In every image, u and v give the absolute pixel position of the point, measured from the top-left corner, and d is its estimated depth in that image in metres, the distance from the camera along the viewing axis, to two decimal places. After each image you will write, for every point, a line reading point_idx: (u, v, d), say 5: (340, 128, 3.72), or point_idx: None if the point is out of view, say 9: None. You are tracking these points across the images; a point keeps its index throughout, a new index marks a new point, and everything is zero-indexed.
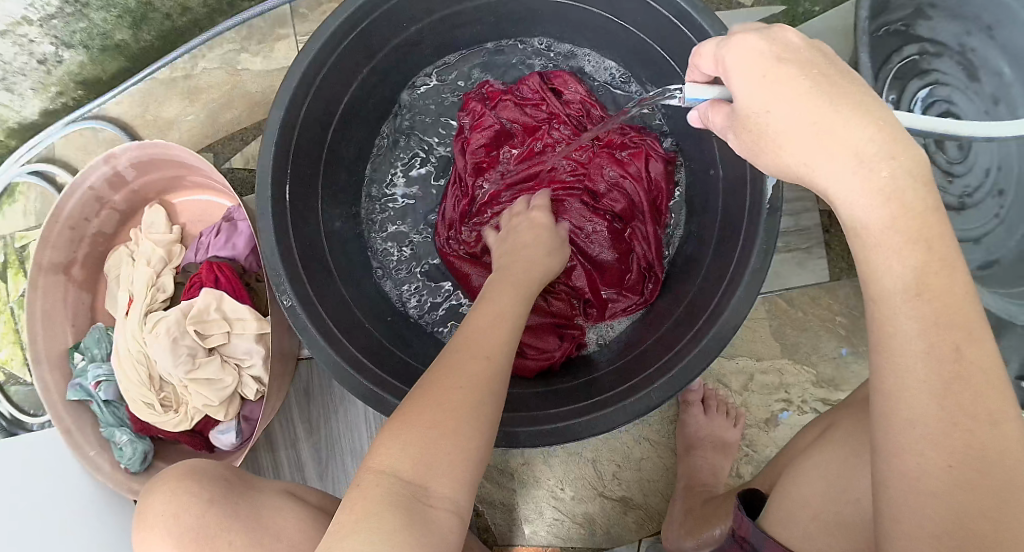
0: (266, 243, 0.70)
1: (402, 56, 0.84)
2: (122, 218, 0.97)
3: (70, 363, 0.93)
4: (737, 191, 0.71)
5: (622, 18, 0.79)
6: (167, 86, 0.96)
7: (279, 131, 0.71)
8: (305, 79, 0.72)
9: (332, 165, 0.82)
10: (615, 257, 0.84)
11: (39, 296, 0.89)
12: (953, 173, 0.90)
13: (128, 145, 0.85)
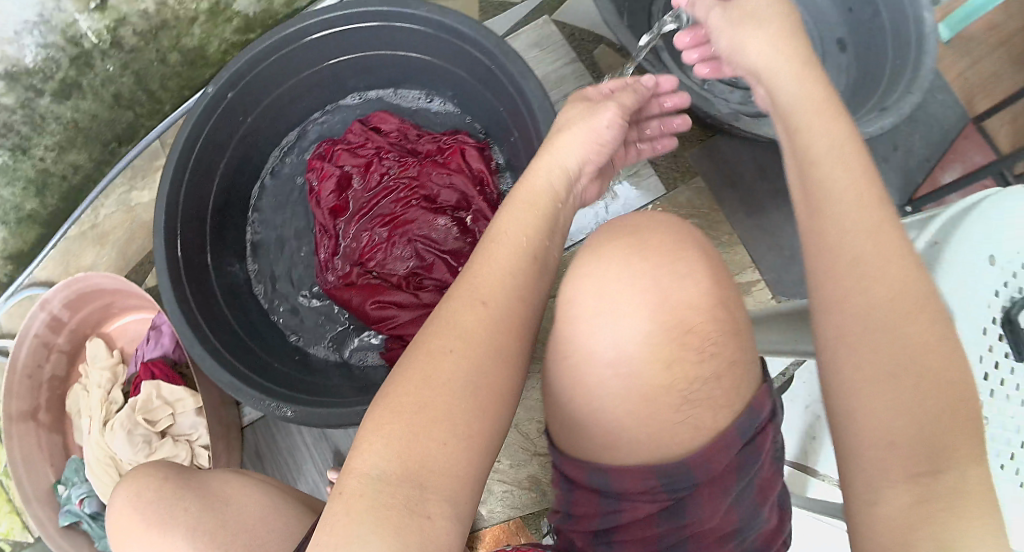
0: (173, 315, 0.84)
1: (250, 144, 0.99)
2: (70, 359, 1.10)
3: (57, 495, 1.05)
4: (533, 147, 0.85)
5: (402, 51, 0.95)
6: (79, 240, 1.12)
7: (163, 229, 0.86)
8: (173, 181, 0.87)
9: (218, 247, 0.97)
10: (463, 241, 0.93)
11: (16, 444, 1.01)
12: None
13: (55, 289, 1.00)
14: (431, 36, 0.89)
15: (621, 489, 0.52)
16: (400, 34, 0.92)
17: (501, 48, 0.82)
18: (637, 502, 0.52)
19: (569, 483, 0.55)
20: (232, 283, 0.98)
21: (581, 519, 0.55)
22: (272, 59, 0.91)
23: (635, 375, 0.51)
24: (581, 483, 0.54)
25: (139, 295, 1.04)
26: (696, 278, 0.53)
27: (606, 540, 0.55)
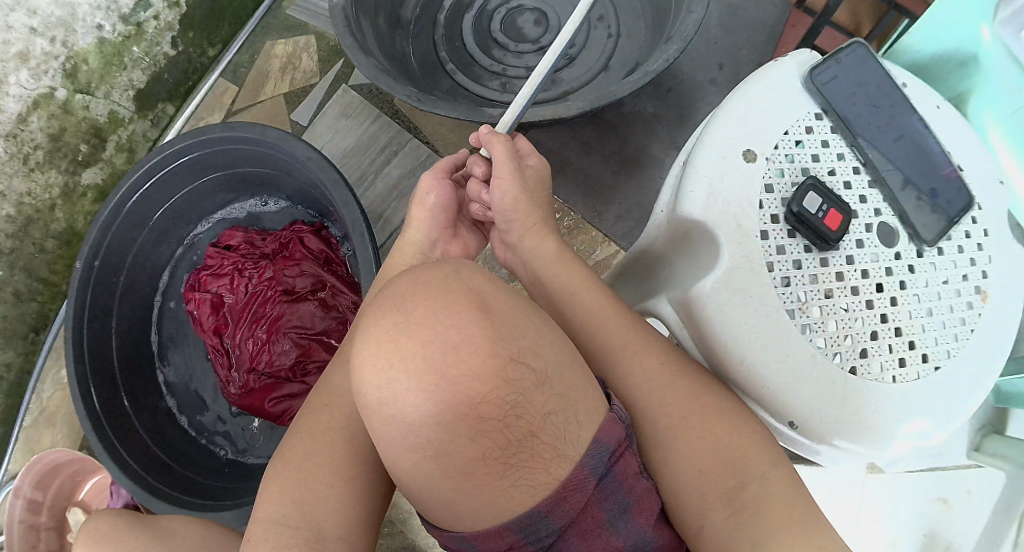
0: (111, 468, 0.94)
1: (134, 297, 1.09)
2: (61, 532, 1.20)
3: None
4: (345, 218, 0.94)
5: (221, 171, 1.07)
6: (35, 426, 1.23)
7: (82, 399, 0.96)
8: (77, 353, 0.98)
9: (137, 397, 1.06)
10: (329, 319, 1.01)
11: None
12: (546, 43, 1.12)
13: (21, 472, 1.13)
14: (234, 150, 1.01)
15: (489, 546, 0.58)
16: (217, 157, 1.03)
17: (283, 140, 0.95)
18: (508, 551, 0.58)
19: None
20: (158, 424, 1.07)
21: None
22: (121, 217, 1.02)
23: (437, 455, 0.55)
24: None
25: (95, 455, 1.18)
26: (465, 343, 0.53)
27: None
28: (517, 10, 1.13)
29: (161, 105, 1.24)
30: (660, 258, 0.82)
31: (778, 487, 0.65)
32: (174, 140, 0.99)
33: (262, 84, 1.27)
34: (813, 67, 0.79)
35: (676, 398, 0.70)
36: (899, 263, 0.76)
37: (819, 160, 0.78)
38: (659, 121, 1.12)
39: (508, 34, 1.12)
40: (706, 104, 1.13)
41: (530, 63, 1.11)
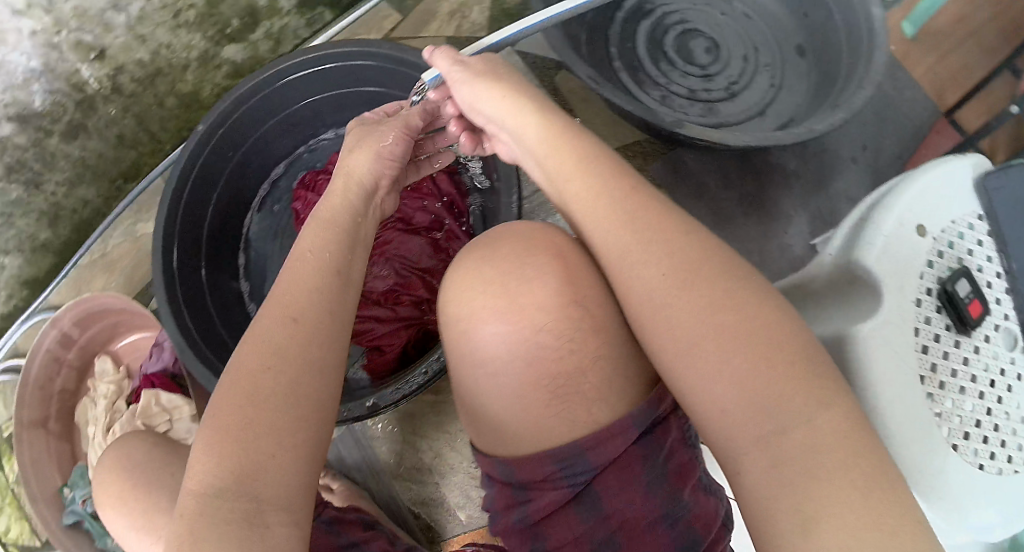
0: (170, 329, 0.91)
1: (240, 177, 1.09)
2: (80, 373, 1.19)
3: (63, 497, 1.12)
4: (490, 169, 0.94)
5: (373, 89, 1.05)
6: (90, 268, 1.22)
7: (161, 255, 0.94)
8: (171, 209, 0.96)
9: (213, 270, 1.06)
10: (435, 259, 1.00)
11: (26, 447, 1.09)
12: (711, 72, 1.14)
13: (65, 308, 1.09)
14: (395, 70, 0.99)
15: (526, 477, 0.60)
16: (379, 73, 1.02)
17: None
18: (542, 489, 0.60)
19: (492, 488, 0.64)
20: (223, 304, 1.06)
21: (507, 523, 0.63)
22: (259, 97, 1.01)
23: (496, 371, 0.61)
24: (496, 485, 0.62)
25: (142, 315, 1.15)
26: (540, 278, 0.62)
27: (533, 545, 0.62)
28: (693, 32, 1.15)
29: (320, 9, 1.24)
30: (815, 299, 0.83)
31: (820, 438, 0.51)
32: (341, 46, 0.97)
33: (427, 21, 1.27)
34: (986, 173, 0.80)
35: (699, 330, 0.56)
36: (1015, 369, 0.80)
37: (973, 254, 0.81)
38: (797, 178, 1.16)
39: (677, 52, 1.14)
40: (837, 179, 1.16)
41: (691, 86, 1.12)
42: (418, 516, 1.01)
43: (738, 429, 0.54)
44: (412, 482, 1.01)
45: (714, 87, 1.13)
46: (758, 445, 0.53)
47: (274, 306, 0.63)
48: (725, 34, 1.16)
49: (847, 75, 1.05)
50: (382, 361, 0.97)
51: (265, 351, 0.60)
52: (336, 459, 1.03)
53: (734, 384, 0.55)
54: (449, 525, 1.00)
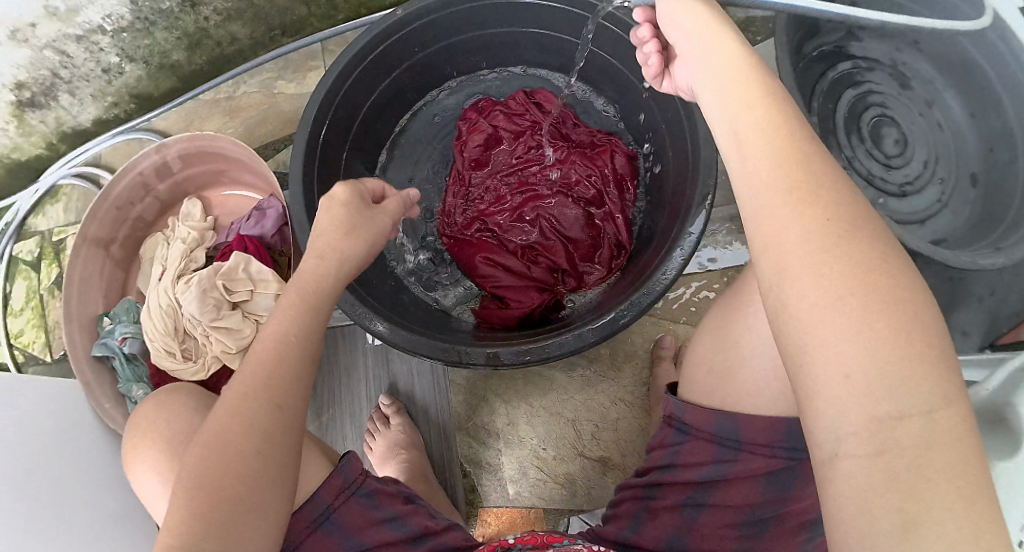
0: (295, 208, 0.83)
1: (413, 78, 0.99)
2: (162, 207, 1.12)
3: (100, 326, 1.06)
4: (681, 170, 0.85)
5: (587, 42, 0.92)
6: (210, 105, 1.16)
7: (309, 129, 0.86)
8: (332, 88, 0.87)
9: (351, 160, 0.97)
10: (586, 234, 0.95)
11: (79, 264, 1.03)
12: (892, 165, 1.10)
13: (179, 137, 1.01)
14: (619, 35, 0.86)
15: (750, 439, 0.58)
16: (601, 29, 0.88)
17: None
18: (756, 456, 0.57)
19: (687, 433, 0.61)
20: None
21: (687, 470, 0.60)
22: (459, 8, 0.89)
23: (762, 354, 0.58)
24: (701, 432, 0.60)
25: (248, 172, 1.06)
26: None
27: (696, 500, 0.60)
28: (888, 121, 1.11)
29: None
30: None
31: (933, 433, 0.43)
32: None
33: None
34: None
35: (842, 323, 0.44)
36: None
37: None
38: None
39: (868, 132, 1.10)
40: (965, 311, 1.02)
41: (869, 169, 1.09)
42: (467, 476, 0.94)
43: (859, 434, 0.44)
44: (476, 439, 0.95)
45: (889, 180, 1.09)
46: (870, 437, 0.43)
47: (254, 368, 0.56)
48: (916, 135, 1.10)
49: (1008, 229, 0.99)
50: (499, 315, 0.91)
51: (232, 419, 0.55)
52: (405, 388, 0.97)
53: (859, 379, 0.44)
54: (493, 495, 0.94)
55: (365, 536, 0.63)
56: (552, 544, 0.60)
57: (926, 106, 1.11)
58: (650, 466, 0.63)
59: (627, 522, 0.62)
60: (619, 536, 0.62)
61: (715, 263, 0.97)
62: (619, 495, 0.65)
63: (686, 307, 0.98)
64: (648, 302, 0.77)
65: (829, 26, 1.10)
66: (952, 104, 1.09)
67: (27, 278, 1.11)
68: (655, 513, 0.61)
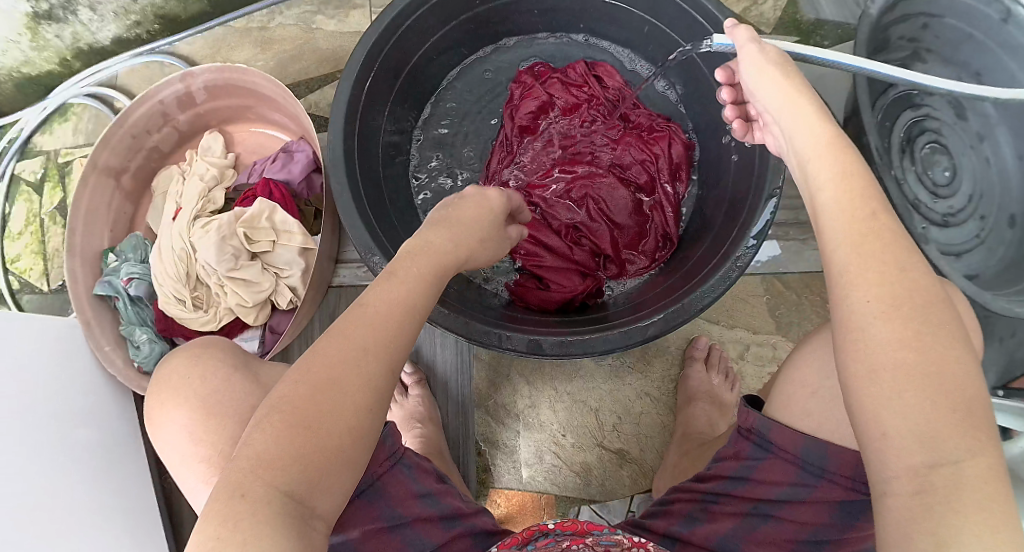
0: (333, 150, 0.78)
1: (468, 33, 0.94)
2: (180, 139, 1.05)
3: (105, 262, 1.00)
4: (746, 170, 0.81)
5: (659, 19, 0.87)
6: (241, 34, 1.09)
7: (360, 67, 0.80)
8: (389, 28, 0.81)
9: (396, 110, 0.91)
10: (634, 220, 0.92)
11: (87, 193, 0.97)
12: (938, 195, 1.00)
13: (208, 66, 0.94)
14: (694, 16, 0.81)
15: (834, 469, 0.60)
16: (675, 8, 0.83)
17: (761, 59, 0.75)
18: (836, 486, 0.60)
19: (768, 451, 0.63)
20: (392, 152, 0.92)
21: (759, 484, 0.62)
22: None
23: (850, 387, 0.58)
24: (785, 452, 0.62)
25: (279, 112, 0.99)
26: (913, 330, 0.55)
27: (763, 510, 0.62)
28: (941, 148, 1.00)
29: None
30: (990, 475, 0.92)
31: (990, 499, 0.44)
32: None
33: None
34: None
35: (894, 373, 0.46)
36: None
37: None
38: None
39: (921, 157, 1.00)
40: (986, 349, 0.96)
41: (916, 195, 1.00)
42: (481, 454, 0.92)
43: (901, 478, 0.45)
44: (496, 417, 0.93)
45: (933, 209, 1.00)
46: (911, 478, 0.45)
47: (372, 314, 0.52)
48: (966, 168, 0.99)
49: None
50: (539, 296, 0.88)
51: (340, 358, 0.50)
52: (428, 357, 0.95)
53: (899, 429, 0.46)
54: (506, 476, 0.92)
55: (404, 509, 0.62)
56: (592, 533, 0.61)
57: (978, 139, 0.99)
58: (717, 474, 0.65)
59: (680, 520, 0.65)
60: (670, 532, 0.65)
61: (764, 265, 0.95)
62: (671, 496, 0.68)
63: (724, 308, 0.96)
64: (704, 303, 0.74)
65: (897, 40, 1.00)
66: (1006, 143, 0.97)
67: (27, 200, 1.09)
68: (715, 517, 0.64)
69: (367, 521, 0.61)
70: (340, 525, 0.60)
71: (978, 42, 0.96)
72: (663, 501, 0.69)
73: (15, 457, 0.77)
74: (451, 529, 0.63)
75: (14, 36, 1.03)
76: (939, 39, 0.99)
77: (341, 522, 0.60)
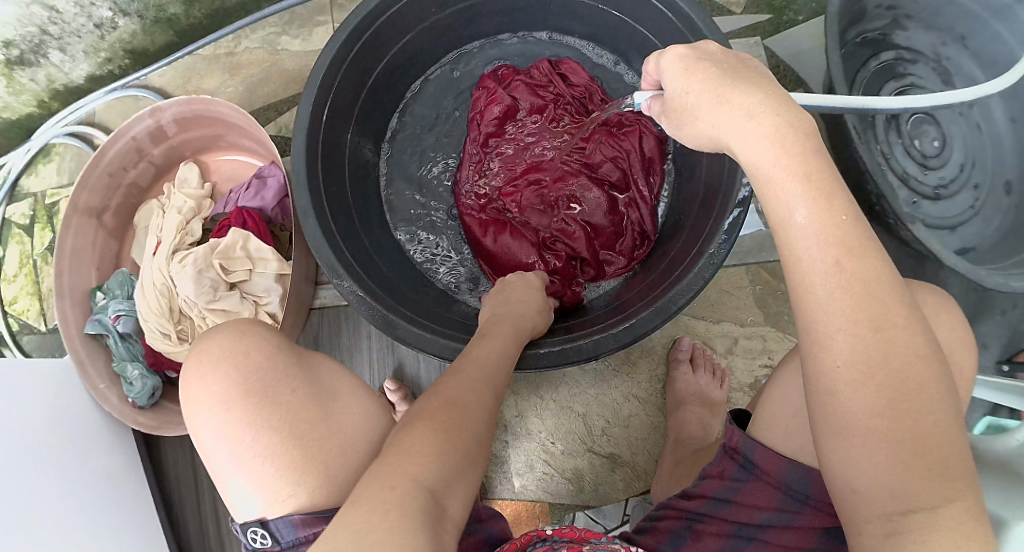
0: (297, 177, 0.77)
1: (429, 40, 0.93)
2: (157, 171, 1.06)
3: (93, 301, 1.01)
4: (716, 171, 0.79)
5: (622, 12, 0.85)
6: (210, 61, 1.08)
7: (317, 91, 0.79)
8: (343, 48, 0.80)
9: (360, 127, 0.90)
10: (609, 220, 0.90)
11: (71, 235, 0.98)
12: (928, 166, 0.95)
13: (174, 100, 0.94)
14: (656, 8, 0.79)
15: (817, 497, 0.60)
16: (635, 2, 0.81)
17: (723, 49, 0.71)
18: (819, 513, 0.60)
19: (752, 473, 0.63)
20: (360, 170, 0.92)
21: (742, 508, 0.62)
22: None
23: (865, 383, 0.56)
24: (769, 477, 0.62)
25: (249, 138, 0.99)
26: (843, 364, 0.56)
27: (745, 533, 0.62)
28: (929, 118, 0.95)
29: None
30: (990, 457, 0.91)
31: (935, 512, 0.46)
32: None
33: None
34: None
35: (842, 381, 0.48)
36: None
37: None
38: None
39: (908, 129, 0.95)
40: (989, 323, 0.93)
41: (904, 169, 0.95)
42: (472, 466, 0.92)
43: (875, 521, 0.48)
44: (484, 429, 0.92)
45: (923, 182, 0.95)
46: (885, 523, 0.48)
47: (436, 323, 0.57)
48: (956, 136, 0.95)
49: None
50: None
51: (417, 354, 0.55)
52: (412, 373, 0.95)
53: (856, 436, 0.48)
54: (499, 487, 0.91)
55: None
56: (589, 541, 0.62)
57: (966, 105, 0.95)
58: (702, 494, 0.65)
59: (666, 538, 0.64)
60: (656, 547, 0.64)
61: (748, 256, 0.93)
62: (661, 512, 0.67)
63: (710, 304, 0.93)
64: (676, 308, 0.73)
65: (875, 10, 0.94)
66: (994, 107, 0.94)
67: (19, 242, 1.12)
68: (698, 536, 0.63)
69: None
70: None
71: (961, 6, 0.92)
72: (652, 517, 0.68)
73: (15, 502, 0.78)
74: (466, 530, 0.64)
75: None
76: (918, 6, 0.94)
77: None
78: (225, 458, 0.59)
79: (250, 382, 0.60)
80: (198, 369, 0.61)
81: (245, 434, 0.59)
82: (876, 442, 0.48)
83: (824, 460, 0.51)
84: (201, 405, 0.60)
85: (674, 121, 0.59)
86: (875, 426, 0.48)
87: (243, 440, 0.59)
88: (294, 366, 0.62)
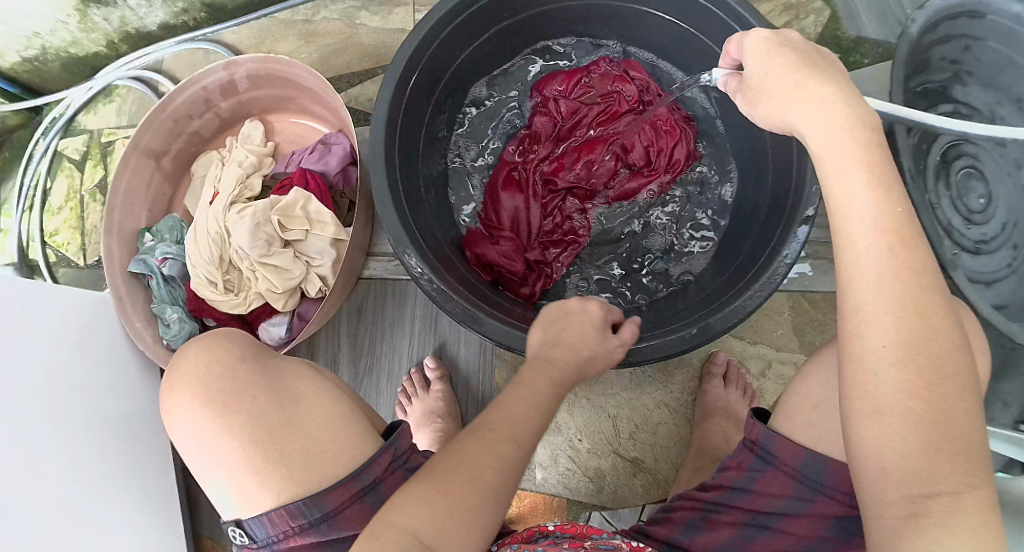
0: (374, 151, 0.77)
1: (513, 35, 0.94)
2: (221, 125, 1.07)
3: (140, 242, 1.02)
4: (783, 183, 0.81)
5: (699, 30, 0.87)
6: (286, 26, 1.10)
7: (405, 67, 0.79)
8: (436, 30, 0.81)
9: (435, 111, 0.91)
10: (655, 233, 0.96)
11: (128, 173, 0.99)
12: (972, 220, 0.99)
13: (250, 57, 0.95)
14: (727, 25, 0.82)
15: (833, 486, 0.62)
16: (716, 22, 0.84)
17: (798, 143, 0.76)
18: (832, 501, 0.63)
19: (770, 463, 0.66)
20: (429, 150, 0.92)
21: (760, 496, 0.65)
22: None
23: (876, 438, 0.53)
24: (786, 466, 0.65)
25: (318, 103, 1.00)
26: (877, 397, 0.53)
27: (759, 521, 0.65)
28: (977, 174, 0.99)
29: None
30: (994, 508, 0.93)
31: (958, 506, 0.50)
32: None
33: None
34: None
35: (881, 363, 0.53)
36: None
37: None
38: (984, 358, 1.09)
39: (956, 181, 1.00)
40: (1012, 382, 0.95)
41: (949, 220, 0.99)
42: None
43: (897, 504, 0.51)
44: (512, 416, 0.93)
45: (965, 235, 0.99)
46: (906, 504, 0.51)
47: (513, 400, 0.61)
48: (1002, 195, 0.98)
49: None
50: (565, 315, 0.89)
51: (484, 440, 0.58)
52: (452, 352, 0.96)
53: (894, 414, 0.52)
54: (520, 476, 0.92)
55: None
56: (591, 537, 0.64)
57: (1016, 166, 0.97)
58: (721, 484, 0.68)
59: (680, 527, 0.68)
60: (669, 537, 0.68)
61: (792, 282, 0.95)
62: (675, 503, 0.71)
63: (749, 323, 0.96)
64: (744, 313, 0.73)
65: (937, 61, 1.00)
66: None
67: (68, 176, 1.13)
68: (713, 525, 0.66)
69: (346, 496, 0.62)
70: (318, 498, 0.61)
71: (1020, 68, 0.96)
72: (666, 508, 0.72)
73: (34, 425, 0.78)
74: None
75: (62, 17, 1.05)
76: (980, 62, 0.98)
77: (324, 495, 0.61)
78: (197, 458, 0.64)
79: (209, 392, 0.64)
80: (193, 358, 0.66)
81: (209, 433, 0.63)
82: (911, 422, 0.52)
83: (852, 448, 0.54)
84: (180, 416, 0.65)
85: (748, 99, 0.65)
86: (909, 408, 0.52)
87: (211, 440, 0.63)
88: (254, 373, 0.66)
